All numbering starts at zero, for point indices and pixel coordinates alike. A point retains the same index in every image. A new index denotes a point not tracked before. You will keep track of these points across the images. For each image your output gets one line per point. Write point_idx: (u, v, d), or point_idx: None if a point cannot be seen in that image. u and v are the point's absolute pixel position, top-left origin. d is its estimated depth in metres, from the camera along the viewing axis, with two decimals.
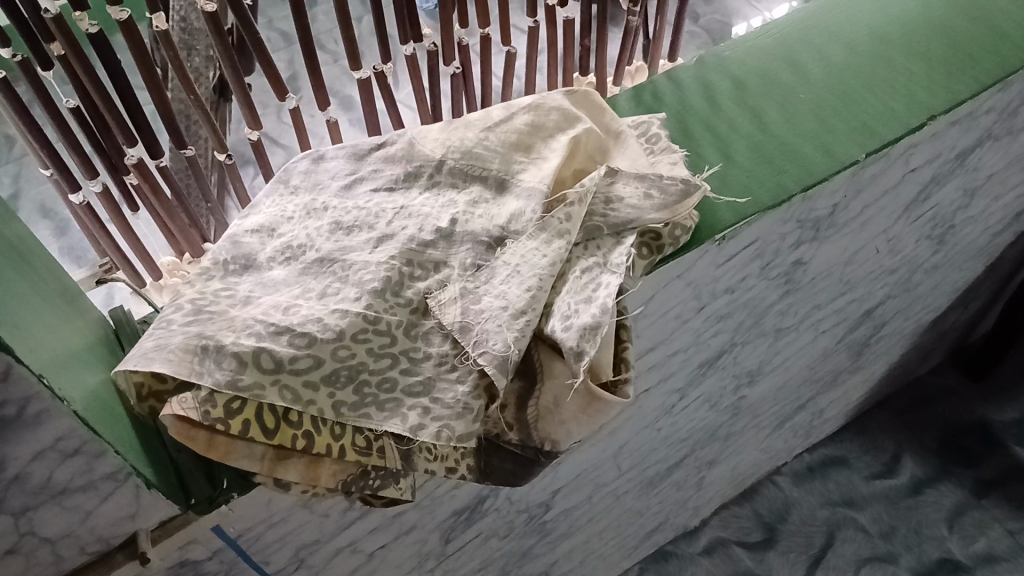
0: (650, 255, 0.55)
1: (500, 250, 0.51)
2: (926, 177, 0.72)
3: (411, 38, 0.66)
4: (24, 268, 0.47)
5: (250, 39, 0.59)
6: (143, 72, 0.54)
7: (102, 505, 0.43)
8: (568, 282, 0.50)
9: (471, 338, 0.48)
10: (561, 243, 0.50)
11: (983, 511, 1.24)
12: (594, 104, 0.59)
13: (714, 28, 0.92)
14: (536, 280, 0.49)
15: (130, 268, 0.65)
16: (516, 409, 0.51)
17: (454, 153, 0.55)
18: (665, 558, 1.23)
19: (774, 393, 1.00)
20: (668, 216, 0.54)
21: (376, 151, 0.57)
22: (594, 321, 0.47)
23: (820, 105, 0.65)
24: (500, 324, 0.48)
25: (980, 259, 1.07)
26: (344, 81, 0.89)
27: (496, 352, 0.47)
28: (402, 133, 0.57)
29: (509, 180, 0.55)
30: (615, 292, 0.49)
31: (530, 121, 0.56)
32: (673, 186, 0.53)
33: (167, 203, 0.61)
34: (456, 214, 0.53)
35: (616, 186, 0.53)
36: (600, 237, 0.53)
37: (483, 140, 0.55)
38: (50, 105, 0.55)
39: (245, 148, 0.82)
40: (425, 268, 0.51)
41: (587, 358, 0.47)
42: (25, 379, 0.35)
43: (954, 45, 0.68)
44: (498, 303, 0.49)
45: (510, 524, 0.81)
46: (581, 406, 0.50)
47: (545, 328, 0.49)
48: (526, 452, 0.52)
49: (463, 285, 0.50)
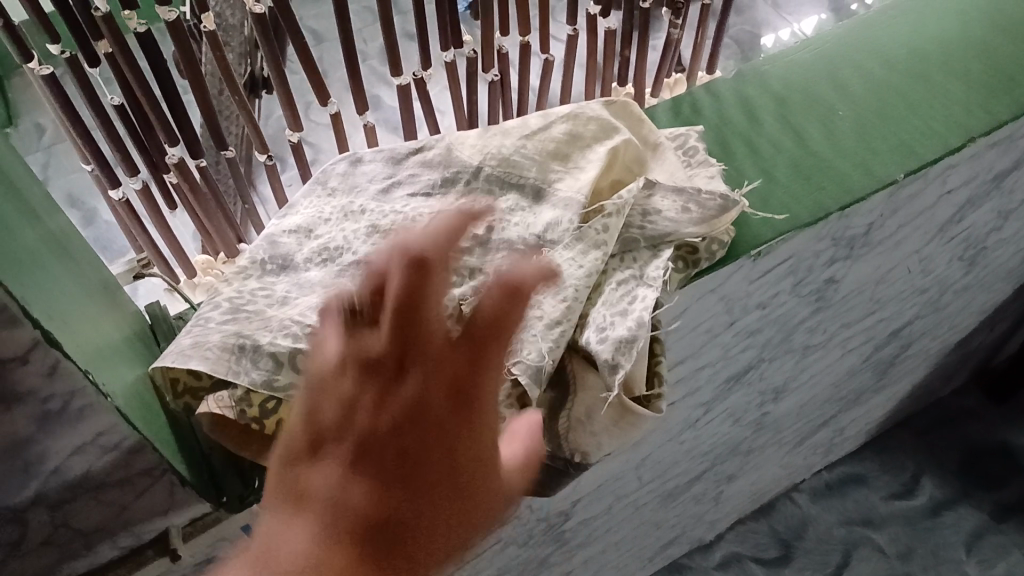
0: (685, 268, 0.55)
1: (536, 258, 0.51)
2: (962, 198, 0.72)
3: (452, 44, 0.66)
4: (67, 261, 0.47)
5: (294, 41, 0.59)
6: (189, 73, 0.54)
7: (137, 499, 0.43)
8: (603, 294, 0.50)
9: (504, 346, 0.48)
10: (596, 255, 0.50)
11: (1003, 535, 1.23)
12: (633, 115, 0.58)
13: (744, 39, 0.92)
14: (571, 291, 0.49)
15: (164, 264, 0.65)
16: (547, 419, 0.51)
17: (492, 161, 0.55)
18: (679, 570, 1.23)
19: (798, 409, 1.00)
20: (704, 230, 0.54)
21: (413, 154, 0.57)
22: (629, 335, 0.48)
23: (859, 123, 0.64)
24: (534, 334, 0.48)
25: (1009, 281, 1.06)
26: (375, 80, 0.90)
27: (529, 362, 0.47)
28: (439, 138, 0.57)
29: (546, 189, 0.54)
30: (651, 306, 0.49)
31: (570, 131, 0.56)
32: (711, 201, 0.53)
33: (206, 202, 0.61)
34: (493, 221, 0.53)
35: (653, 199, 0.52)
36: (636, 249, 0.53)
37: (521, 147, 0.55)
38: (96, 103, 0.55)
39: (280, 143, 0.83)
40: (460, 274, 0.51)
41: (621, 371, 0.47)
42: (72, 373, 0.36)
43: (996, 66, 0.68)
44: (532, 313, 0.49)
45: (529, 533, 0.81)
46: (613, 420, 0.50)
47: (578, 339, 0.49)
48: (556, 461, 0.52)
49: None
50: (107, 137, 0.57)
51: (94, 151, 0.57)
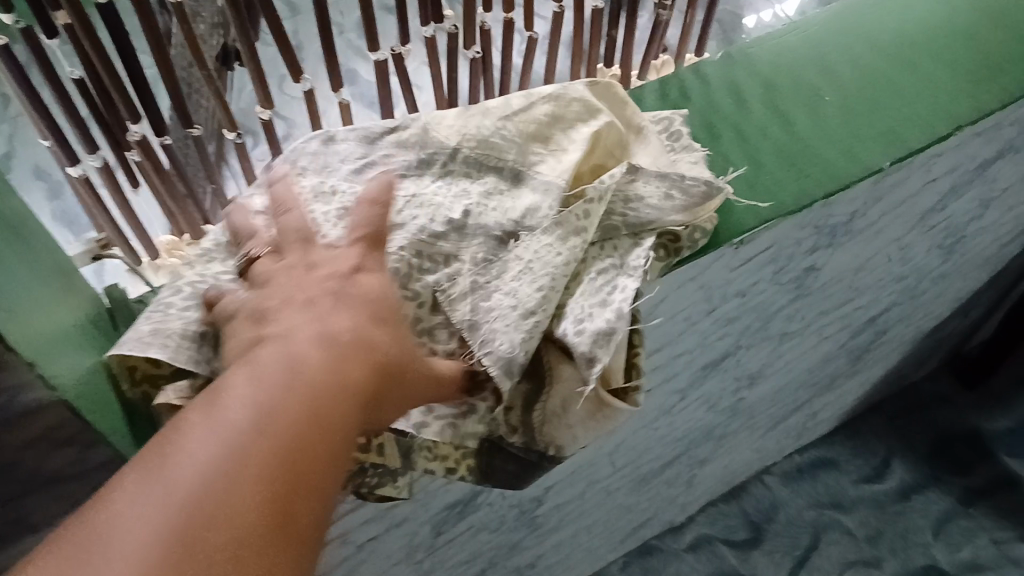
0: (667, 257, 0.53)
1: (512, 244, 0.49)
2: (945, 187, 0.71)
3: (431, 19, 0.64)
4: (21, 244, 0.45)
5: (266, 14, 0.56)
6: (153, 47, 0.51)
7: (92, 494, 0.41)
8: (583, 283, 0.49)
9: (478, 336, 0.47)
10: (576, 241, 0.48)
11: (970, 519, 1.24)
12: (616, 97, 0.56)
13: (726, 19, 0.90)
14: (548, 278, 0.47)
15: (125, 245, 0.61)
16: (521, 412, 0.50)
17: (468, 143, 0.52)
18: (650, 552, 1.22)
19: (773, 395, 0.99)
20: (686, 218, 0.52)
21: (388, 134, 0.52)
22: (607, 327, 0.46)
23: (847, 109, 0.63)
24: (508, 323, 0.46)
25: (985, 269, 1.06)
26: (350, 53, 0.87)
27: (502, 352, 0.46)
28: (415, 116, 0.53)
29: (525, 171, 0.52)
30: (631, 297, 0.48)
31: (551, 113, 0.54)
32: (696, 187, 0.51)
33: (170, 181, 0.59)
34: (470, 206, 0.50)
35: (636, 184, 0.51)
36: (617, 237, 0.51)
37: (500, 128, 0.53)
38: (53, 76, 0.52)
39: (251, 118, 0.80)
40: (434, 261, 0.48)
41: (598, 365, 0.46)
42: (17, 366, 0.33)
43: (985, 53, 0.67)
44: (508, 302, 0.47)
45: (501, 519, 0.80)
46: (589, 412, 0.48)
47: (554, 330, 0.48)
48: (530, 455, 0.52)
49: (473, 280, 0.48)
50: (64, 111, 0.54)
51: (51, 125, 0.54)
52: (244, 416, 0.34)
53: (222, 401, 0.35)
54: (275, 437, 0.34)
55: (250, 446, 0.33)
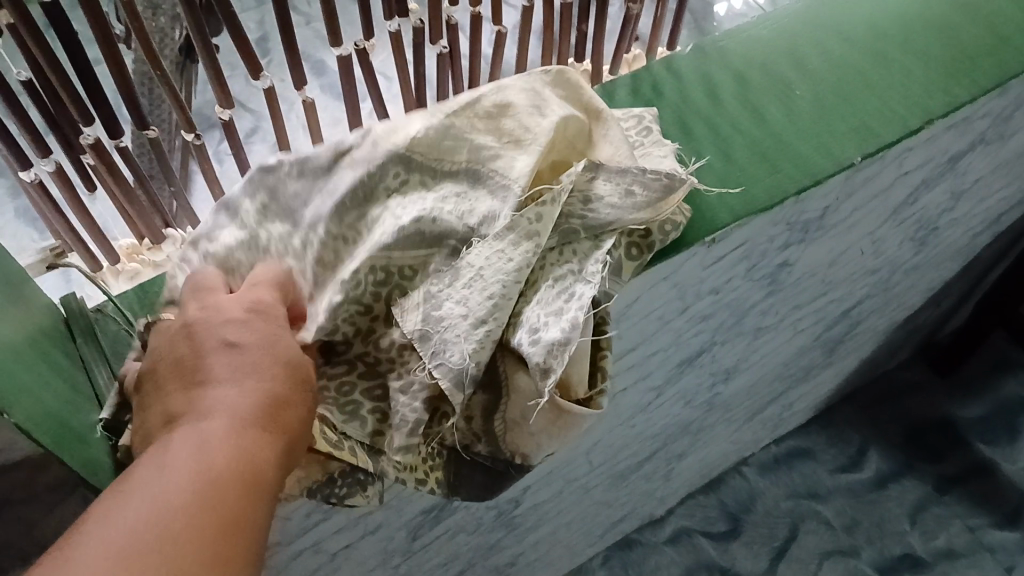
0: (639, 255, 0.52)
1: (465, 251, 0.47)
2: (917, 181, 0.71)
3: (395, 12, 0.62)
4: None
5: (222, 11, 0.54)
6: (104, 48, 0.50)
7: (48, 514, 0.40)
8: (540, 290, 0.48)
9: (428, 347, 0.46)
10: (531, 246, 0.46)
11: (945, 507, 1.25)
12: (572, 85, 0.53)
13: (697, 9, 0.90)
14: (500, 287, 0.46)
15: (83, 250, 0.60)
16: (483, 421, 0.50)
17: (420, 150, 0.48)
18: (629, 546, 1.22)
19: (748, 389, 0.99)
20: (650, 214, 0.51)
21: (341, 157, 0.48)
22: (562, 336, 0.45)
23: (818, 103, 0.62)
24: (458, 334, 0.46)
25: (958, 259, 1.06)
26: (317, 46, 0.85)
27: (452, 364, 0.45)
28: (363, 132, 0.49)
29: (481, 170, 0.49)
30: (588, 303, 0.46)
31: (504, 102, 0.50)
32: (656, 180, 0.50)
33: (126, 187, 0.57)
34: (422, 212, 0.47)
35: (595, 182, 0.49)
36: (576, 241, 0.50)
37: (451, 130, 0.49)
38: (1, 79, 0.50)
39: (212, 110, 0.79)
40: (388, 273, 0.48)
41: (553, 376, 0.45)
42: None
43: (955, 45, 0.66)
44: (459, 310, 0.46)
45: (478, 520, 0.79)
46: (550, 418, 0.48)
47: (510, 339, 0.47)
48: (497, 464, 0.52)
49: (427, 288, 0.47)
50: (14, 116, 0.52)
51: (1, 130, 0.53)
52: (196, 495, 0.34)
53: (158, 481, 0.34)
54: (231, 519, 0.34)
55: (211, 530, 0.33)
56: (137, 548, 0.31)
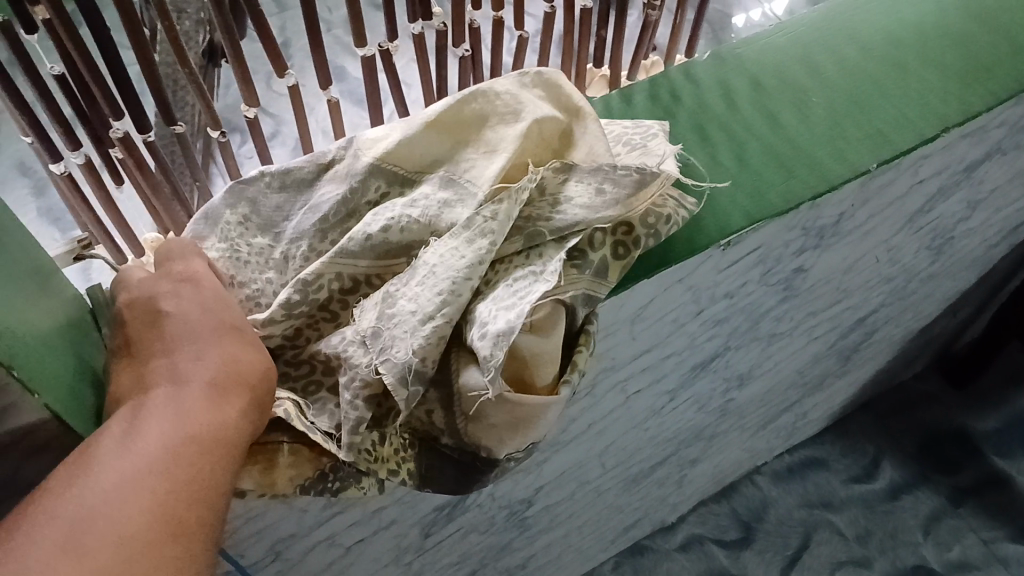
0: (625, 255, 0.52)
1: (423, 250, 0.49)
2: (932, 189, 0.71)
3: (420, 16, 0.63)
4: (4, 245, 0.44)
5: (249, 11, 0.55)
6: (134, 45, 0.51)
7: None
8: (498, 287, 0.48)
9: (380, 344, 0.47)
10: (485, 244, 0.47)
11: (959, 519, 1.24)
12: (554, 87, 0.55)
13: (716, 19, 0.90)
14: (450, 283, 0.47)
15: (110, 243, 0.61)
16: (445, 414, 0.51)
17: (390, 163, 0.52)
18: (641, 552, 1.23)
19: (762, 396, 0.99)
20: (621, 212, 0.50)
21: (323, 171, 0.53)
22: (506, 327, 0.45)
23: (834, 110, 0.63)
24: (407, 330, 0.47)
25: (975, 269, 1.06)
26: (340, 52, 0.87)
27: (398, 360, 0.47)
28: (347, 145, 0.53)
29: (453, 178, 0.52)
30: (538, 298, 0.46)
31: (481, 110, 0.53)
32: (626, 177, 0.50)
33: (153, 180, 0.59)
34: (388, 219, 0.50)
35: (567, 184, 0.51)
36: (543, 243, 0.50)
37: (421, 139, 0.52)
38: (34, 73, 0.51)
39: (235, 115, 0.80)
40: (349, 276, 0.50)
41: (495, 366, 0.45)
42: None
43: (973, 54, 0.67)
44: (410, 307, 0.47)
45: (491, 520, 0.79)
46: (511, 411, 0.49)
47: (467, 334, 0.48)
48: (464, 456, 0.53)
49: (386, 286, 0.49)
50: (47, 109, 0.54)
51: (34, 123, 0.54)
52: (155, 467, 0.38)
53: (120, 453, 0.38)
54: (194, 485, 0.39)
55: (174, 499, 0.38)
56: (113, 523, 0.35)
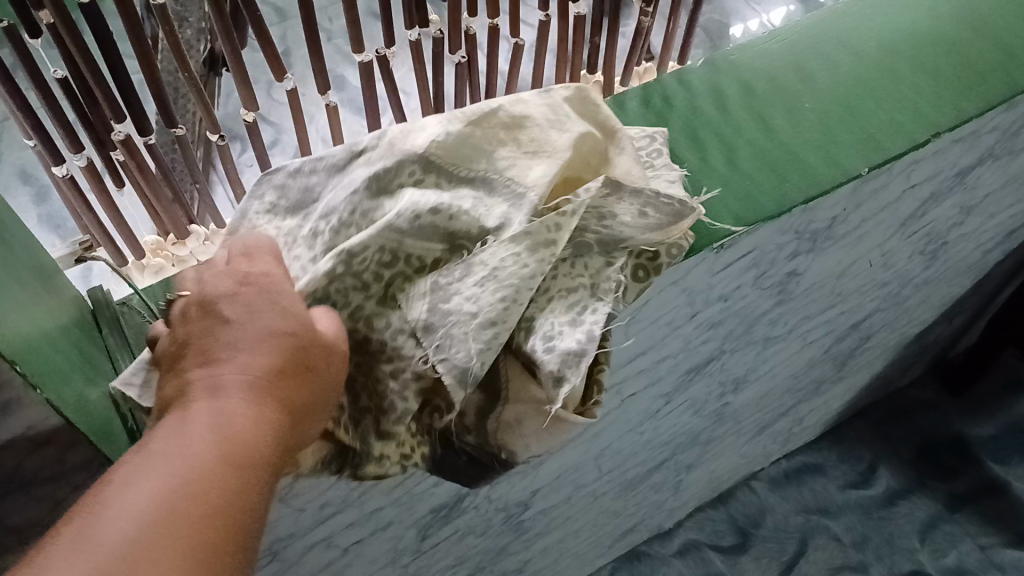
0: (645, 278, 0.53)
1: (477, 248, 0.48)
2: (925, 193, 0.72)
3: (416, 22, 0.64)
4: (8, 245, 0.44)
5: (249, 16, 0.56)
6: (137, 50, 0.52)
7: (72, 494, 0.42)
8: (553, 302, 0.49)
9: (433, 340, 0.47)
10: (545, 254, 0.46)
11: (955, 525, 1.25)
12: (589, 102, 0.54)
13: (713, 28, 0.91)
14: (511, 290, 0.46)
15: (112, 246, 0.63)
16: (474, 418, 0.51)
17: (440, 152, 0.49)
18: (638, 558, 1.23)
19: (758, 401, 1.00)
20: (661, 237, 0.52)
21: (356, 158, 0.51)
22: (577, 347, 0.47)
23: (826, 116, 0.63)
24: (466, 332, 0.46)
25: (970, 275, 1.07)
26: (339, 60, 0.88)
27: (457, 362, 0.46)
28: (381, 134, 0.51)
29: (497, 178, 0.50)
30: (602, 320, 0.48)
31: (520, 113, 0.52)
32: (669, 205, 0.50)
33: (154, 183, 0.60)
34: (440, 203, 0.48)
35: (615, 202, 0.49)
36: (589, 254, 0.51)
37: (469, 134, 0.50)
38: (38, 78, 0.52)
39: (235, 123, 0.81)
40: (394, 257, 0.48)
41: (566, 384, 0.46)
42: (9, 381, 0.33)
43: (964, 60, 0.67)
44: (468, 307, 0.46)
45: (487, 523, 0.80)
46: (545, 420, 0.50)
47: (523, 343, 0.48)
48: (483, 455, 0.53)
49: (434, 279, 0.48)
50: (50, 113, 0.54)
51: (36, 126, 0.55)
52: (199, 485, 0.32)
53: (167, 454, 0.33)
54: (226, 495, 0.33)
55: (224, 524, 0.32)
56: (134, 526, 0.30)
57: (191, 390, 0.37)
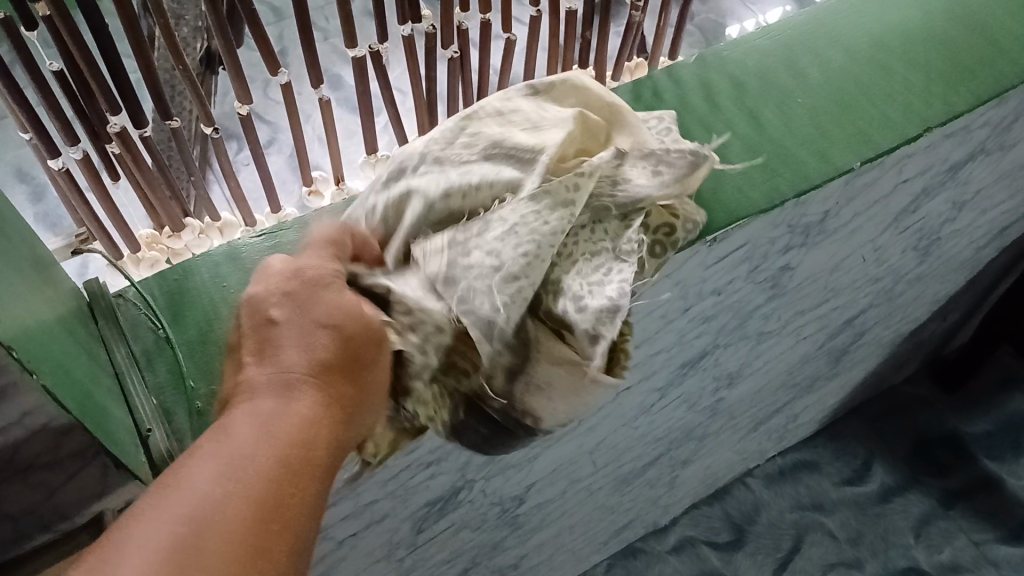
0: (662, 253, 0.54)
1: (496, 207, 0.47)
2: (917, 188, 0.72)
3: (409, 18, 0.64)
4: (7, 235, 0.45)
5: (244, 12, 0.56)
6: (133, 45, 0.52)
7: (68, 482, 0.42)
8: (576, 263, 0.48)
9: (455, 292, 0.45)
10: (566, 214, 0.46)
11: (949, 521, 1.25)
12: (582, 89, 0.53)
13: (708, 27, 0.92)
14: (535, 244, 0.45)
15: (108, 239, 0.63)
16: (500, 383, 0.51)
17: (437, 144, 0.49)
18: (633, 554, 1.23)
19: (752, 396, 1.00)
20: (680, 190, 0.51)
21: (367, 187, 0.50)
22: (610, 303, 0.47)
23: (817, 111, 0.64)
24: (489, 285, 0.45)
25: (963, 272, 1.07)
26: (334, 58, 0.88)
27: (483, 314, 0.45)
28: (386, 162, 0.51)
29: (503, 150, 0.49)
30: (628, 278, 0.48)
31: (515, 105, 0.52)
32: (681, 158, 0.51)
33: (149, 176, 0.60)
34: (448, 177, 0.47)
35: (623, 166, 0.50)
36: (607, 218, 0.50)
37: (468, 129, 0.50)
38: (34, 71, 0.53)
39: (231, 121, 0.82)
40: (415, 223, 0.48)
41: (604, 340, 0.46)
42: (7, 368, 0.34)
43: (954, 56, 0.68)
44: (489, 261, 0.45)
45: (482, 517, 0.80)
46: (572, 382, 0.50)
47: (552, 305, 0.47)
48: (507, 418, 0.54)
49: (453, 235, 0.46)
50: (47, 106, 0.55)
51: (32, 119, 0.55)
52: (243, 494, 0.35)
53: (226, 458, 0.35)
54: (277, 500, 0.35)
55: (266, 513, 0.35)
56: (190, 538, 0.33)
57: (250, 387, 0.39)
